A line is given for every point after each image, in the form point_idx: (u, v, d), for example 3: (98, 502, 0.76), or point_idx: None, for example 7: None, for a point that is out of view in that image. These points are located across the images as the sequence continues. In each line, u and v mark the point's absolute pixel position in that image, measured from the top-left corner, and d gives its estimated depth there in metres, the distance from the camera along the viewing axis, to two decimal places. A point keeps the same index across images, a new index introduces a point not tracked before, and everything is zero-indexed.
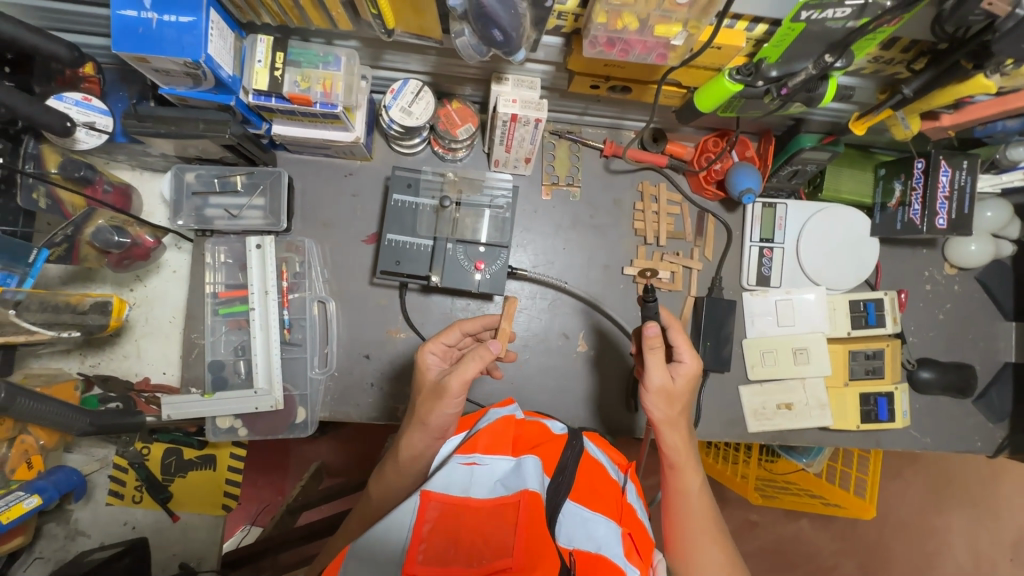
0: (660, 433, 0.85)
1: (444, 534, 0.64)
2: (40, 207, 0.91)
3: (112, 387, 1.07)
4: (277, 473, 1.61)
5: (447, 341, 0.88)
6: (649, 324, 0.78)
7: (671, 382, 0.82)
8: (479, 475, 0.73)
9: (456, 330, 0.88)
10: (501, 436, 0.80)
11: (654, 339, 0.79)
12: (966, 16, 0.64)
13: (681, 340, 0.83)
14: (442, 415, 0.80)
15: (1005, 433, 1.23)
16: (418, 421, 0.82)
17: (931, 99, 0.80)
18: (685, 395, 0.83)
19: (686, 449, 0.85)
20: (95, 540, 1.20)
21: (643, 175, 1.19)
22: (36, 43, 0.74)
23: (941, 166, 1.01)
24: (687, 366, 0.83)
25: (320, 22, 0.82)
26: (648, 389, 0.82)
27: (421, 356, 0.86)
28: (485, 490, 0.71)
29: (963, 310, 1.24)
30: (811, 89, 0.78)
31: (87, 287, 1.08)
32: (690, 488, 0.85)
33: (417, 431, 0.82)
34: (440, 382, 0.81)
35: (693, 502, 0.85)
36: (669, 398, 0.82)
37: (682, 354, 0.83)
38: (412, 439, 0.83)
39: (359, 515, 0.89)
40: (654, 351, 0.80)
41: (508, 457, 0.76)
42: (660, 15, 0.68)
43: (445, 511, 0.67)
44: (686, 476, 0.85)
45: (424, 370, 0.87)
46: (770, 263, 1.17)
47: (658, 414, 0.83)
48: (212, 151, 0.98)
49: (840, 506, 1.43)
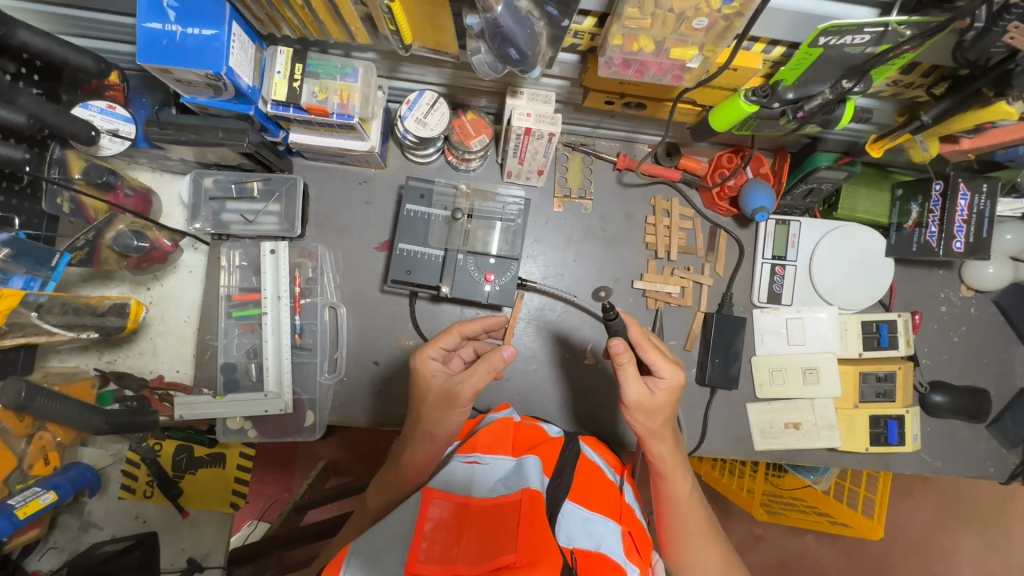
0: (646, 445, 0.84)
1: (446, 533, 0.64)
2: (64, 211, 0.94)
3: (128, 384, 1.09)
4: (284, 471, 1.64)
5: (445, 344, 0.87)
6: (613, 342, 0.75)
7: (649, 398, 0.79)
8: (480, 473, 0.74)
9: (455, 334, 0.88)
10: (501, 437, 0.82)
11: (622, 355, 0.76)
12: (989, 47, 0.63)
13: (656, 354, 0.79)
14: (451, 424, 0.82)
15: (1018, 459, 1.21)
16: (424, 432, 0.83)
17: (949, 123, 0.79)
18: (667, 408, 0.81)
19: (674, 458, 0.85)
20: (107, 532, 1.23)
21: (656, 189, 1.19)
22: (66, 56, 0.77)
23: (961, 189, 0.99)
24: (666, 379, 0.80)
25: (339, 35, 0.83)
26: (626, 404, 0.81)
27: (423, 364, 0.84)
28: (486, 488, 0.71)
29: (978, 333, 1.22)
30: (828, 111, 0.78)
31: (107, 286, 1.11)
32: (679, 495, 0.86)
33: (424, 442, 0.83)
34: (448, 389, 0.81)
35: (684, 508, 0.86)
36: (649, 413, 0.80)
37: (659, 369, 0.79)
38: (417, 451, 0.84)
39: (362, 516, 0.90)
40: (624, 368, 0.77)
41: (508, 456, 0.79)
42: (676, 39, 0.68)
43: (447, 510, 0.67)
44: (675, 485, 0.85)
45: (426, 376, 0.83)
46: (782, 281, 1.17)
47: (641, 427, 0.82)
48: (231, 157, 1.00)
49: (847, 525, 1.42)
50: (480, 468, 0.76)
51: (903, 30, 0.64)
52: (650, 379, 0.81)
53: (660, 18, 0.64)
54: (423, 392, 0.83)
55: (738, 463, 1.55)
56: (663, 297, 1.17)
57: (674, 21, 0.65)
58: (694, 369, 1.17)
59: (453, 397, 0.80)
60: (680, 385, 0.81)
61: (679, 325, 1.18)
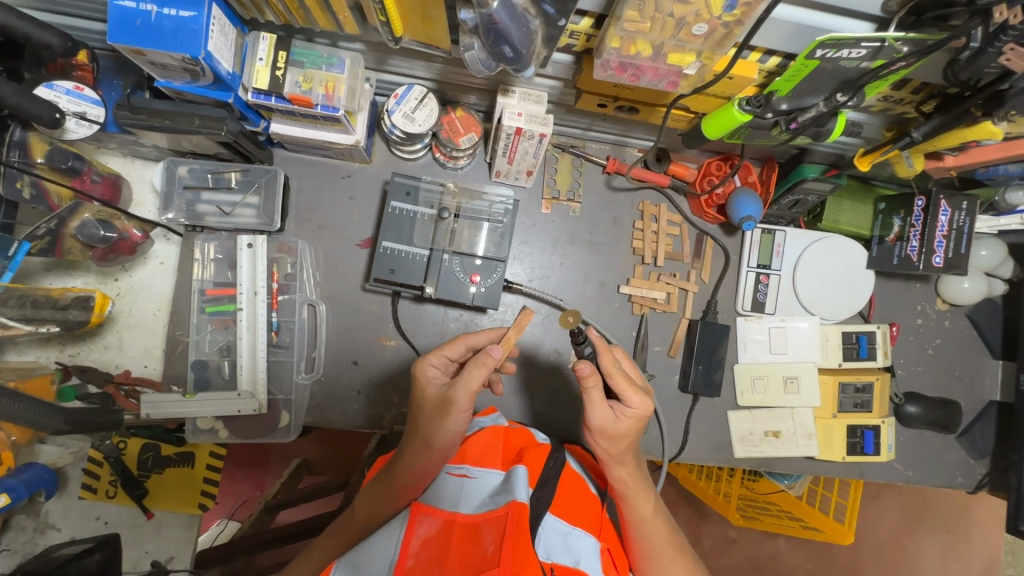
0: (608, 468, 0.81)
1: (432, 550, 0.63)
2: (24, 196, 0.88)
3: (91, 379, 1.04)
4: (256, 469, 1.59)
5: (449, 354, 0.80)
6: (578, 366, 0.72)
7: (612, 423, 0.76)
8: (468, 488, 0.73)
9: (462, 344, 0.80)
10: (490, 449, 0.81)
11: (589, 379, 0.72)
12: (982, 68, 0.63)
13: (625, 383, 0.76)
14: (450, 433, 0.75)
15: (985, 470, 1.24)
16: (421, 442, 0.76)
17: (936, 142, 0.80)
18: (631, 436, 0.78)
19: (636, 479, 0.82)
20: (65, 534, 1.17)
21: (644, 194, 1.18)
22: (27, 31, 0.71)
23: (942, 206, 1.02)
24: (634, 408, 0.77)
25: (326, 23, 0.80)
26: (591, 429, 0.77)
27: (421, 371, 0.79)
28: (474, 504, 0.70)
29: (951, 346, 1.25)
30: (820, 124, 0.78)
31: (70, 277, 1.06)
32: (643, 515, 0.83)
33: (421, 450, 0.76)
34: (444, 396, 0.75)
35: (649, 528, 0.83)
36: (612, 439, 0.78)
37: (628, 398, 0.76)
38: (414, 462, 0.76)
39: (341, 526, 0.83)
40: (590, 394, 0.73)
41: (498, 470, 0.77)
42: (675, 44, 0.67)
43: (433, 526, 0.65)
44: (638, 505, 0.82)
45: (424, 384, 0.78)
46: (766, 289, 1.17)
47: (602, 451, 0.79)
48: (207, 146, 0.95)
49: (819, 530, 1.44)
50: (469, 482, 0.74)
51: (900, 46, 0.63)
52: (616, 405, 0.78)
53: (659, 22, 0.63)
54: (420, 400, 0.78)
55: (715, 467, 1.56)
56: (649, 303, 1.16)
57: (673, 26, 0.63)
58: (677, 376, 1.17)
59: (448, 402, 0.74)
60: (648, 415, 0.79)
61: (663, 332, 1.18)
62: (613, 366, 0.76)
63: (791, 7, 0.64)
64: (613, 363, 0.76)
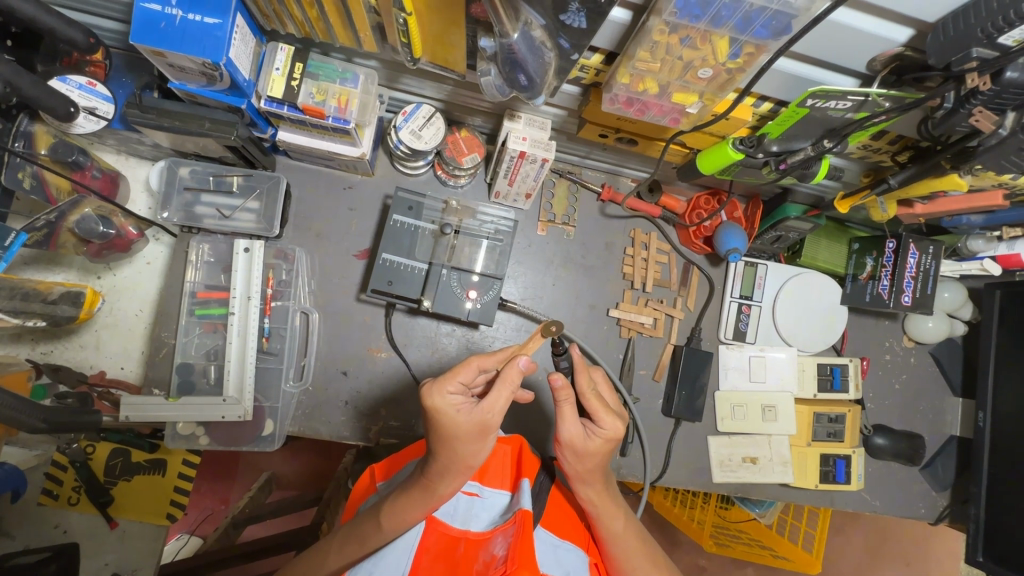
0: (575, 486, 0.80)
1: (441, 563, 0.68)
2: (24, 186, 0.88)
3: (64, 378, 1.01)
4: (223, 481, 1.54)
5: (465, 379, 0.70)
6: (554, 376, 0.71)
7: (582, 439, 0.75)
8: (479, 507, 0.78)
9: (474, 366, 0.72)
10: (499, 469, 0.84)
11: (562, 391, 0.72)
12: (955, 126, 0.69)
13: (598, 404, 0.75)
14: (488, 451, 0.71)
15: (946, 501, 1.30)
16: (458, 466, 0.70)
17: (908, 189, 0.88)
18: (600, 456, 0.76)
19: (605, 498, 0.80)
20: (18, 543, 1.10)
21: (636, 222, 1.23)
22: (53, 26, 0.73)
23: (911, 249, 1.09)
24: (605, 429, 0.75)
25: (346, 40, 0.82)
26: (559, 443, 0.76)
27: (443, 402, 0.67)
28: (485, 521, 0.75)
29: (916, 382, 1.32)
30: (806, 166, 0.84)
31: (50, 271, 1.04)
32: (614, 532, 0.80)
33: (458, 473, 0.70)
34: (483, 426, 0.68)
35: (623, 543, 0.81)
36: (579, 456, 0.76)
37: (600, 418, 0.75)
38: (454, 483, 0.71)
39: (355, 532, 0.75)
40: (562, 407, 0.73)
41: (504, 490, 0.80)
42: (680, 84, 0.72)
43: (444, 541, 0.72)
44: (610, 523, 0.80)
45: (451, 415, 0.67)
46: (747, 319, 1.22)
47: (568, 468, 0.78)
48: (212, 149, 0.96)
49: (787, 559, 1.46)
50: (478, 502, 0.79)
51: (882, 101, 0.69)
52: (589, 424, 0.76)
53: (668, 64, 0.69)
54: (448, 432, 0.68)
55: (690, 493, 1.58)
56: (637, 327, 1.20)
57: (681, 68, 0.69)
58: (660, 400, 1.21)
59: (489, 426, 0.69)
60: (618, 437, 0.77)
61: (649, 355, 1.21)
62: (588, 387, 0.76)
63: (788, 59, 0.70)
64: (589, 383, 0.76)
